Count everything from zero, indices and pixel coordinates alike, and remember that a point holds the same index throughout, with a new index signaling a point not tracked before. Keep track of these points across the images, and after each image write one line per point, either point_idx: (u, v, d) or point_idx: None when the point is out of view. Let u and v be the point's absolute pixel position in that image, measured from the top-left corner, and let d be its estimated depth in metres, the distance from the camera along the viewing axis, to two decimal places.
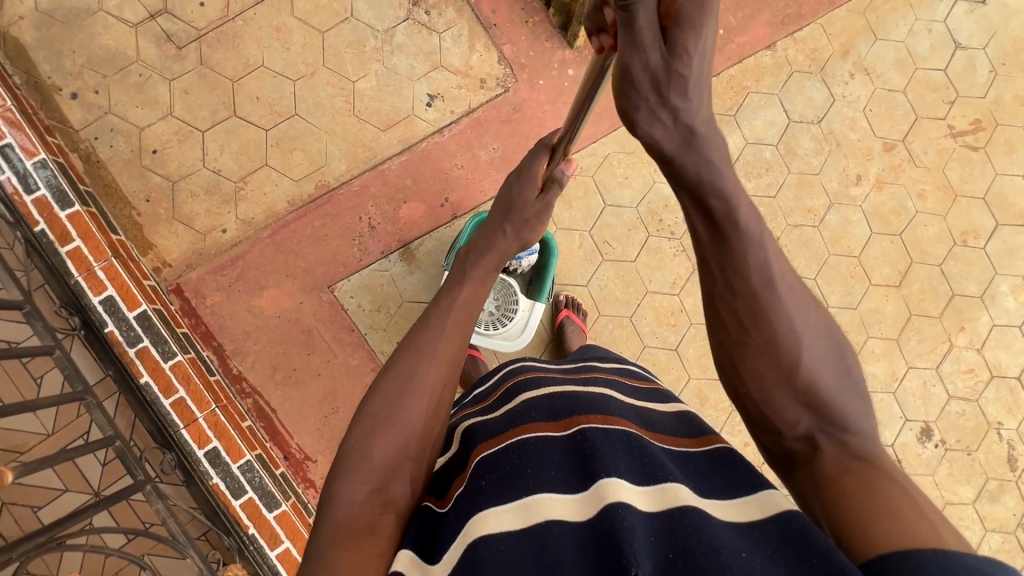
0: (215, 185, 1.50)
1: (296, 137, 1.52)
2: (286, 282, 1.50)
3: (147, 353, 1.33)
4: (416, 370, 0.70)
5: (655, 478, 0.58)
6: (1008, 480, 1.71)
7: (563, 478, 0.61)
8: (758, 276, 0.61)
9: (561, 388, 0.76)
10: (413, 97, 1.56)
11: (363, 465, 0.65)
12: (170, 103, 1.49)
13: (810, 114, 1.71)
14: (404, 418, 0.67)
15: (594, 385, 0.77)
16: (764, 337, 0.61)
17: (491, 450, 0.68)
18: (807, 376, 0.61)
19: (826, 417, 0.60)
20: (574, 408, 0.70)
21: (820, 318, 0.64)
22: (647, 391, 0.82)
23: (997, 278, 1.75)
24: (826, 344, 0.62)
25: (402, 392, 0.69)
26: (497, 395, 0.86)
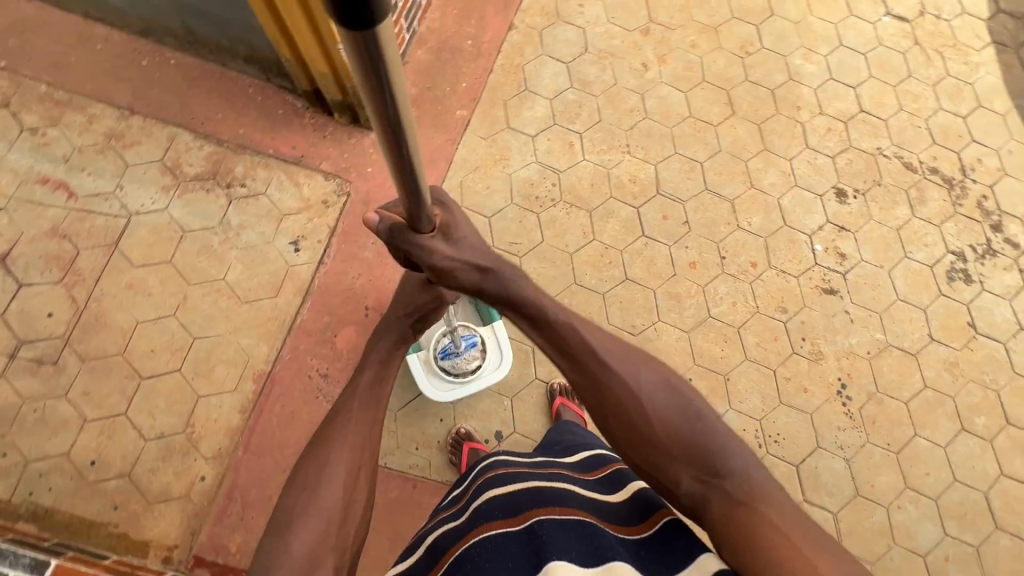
0: (168, 447, 1.46)
1: (208, 356, 1.53)
2: (288, 476, 1.46)
3: None
4: (326, 461, 0.87)
5: (600, 559, 0.69)
6: (920, 180, 1.94)
7: (519, 566, 0.70)
8: (587, 357, 0.90)
9: (523, 485, 0.85)
10: (281, 252, 1.62)
11: (283, 558, 0.77)
12: (78, 412, 1.46)
13: (576, 49, 1.96)
14: (320, 506, 0.82)
15: (557, 480, 0.87)
16: (615, 400, 0.87)
17: (458, 551, 0.77)
18: (661, 423, 0.83)
19: (706, 468, 0.79)
20: (536, 501, 0.80)
21: (652, 371, 0.88)
22: (603, 477, 0.91)
23: (789, 59, 2.03)
24: (664, 396, 0.86)
25: (316, 481, 0.85)
26: (469, 497, 0.93)
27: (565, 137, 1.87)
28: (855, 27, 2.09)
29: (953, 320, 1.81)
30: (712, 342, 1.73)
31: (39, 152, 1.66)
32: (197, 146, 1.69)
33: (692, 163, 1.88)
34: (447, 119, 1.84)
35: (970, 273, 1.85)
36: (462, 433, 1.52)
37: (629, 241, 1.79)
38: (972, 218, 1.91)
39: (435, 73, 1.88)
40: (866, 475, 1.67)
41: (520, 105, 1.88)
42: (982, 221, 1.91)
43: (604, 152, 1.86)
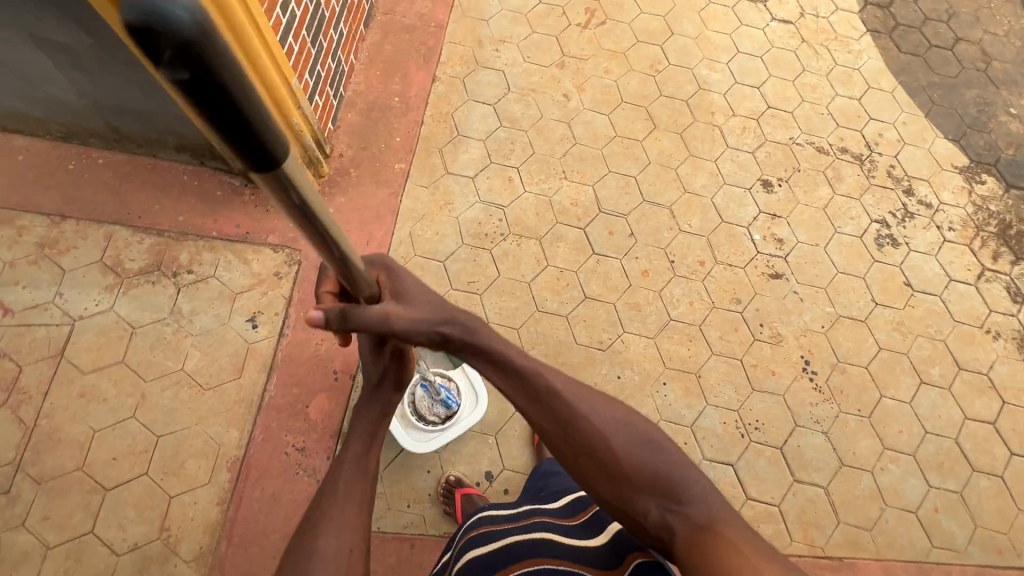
0: (144, 558, 1.37)
1: (176, 452, 1.47)
2: (278, 562, 1.40)
3: None
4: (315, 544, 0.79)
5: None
6: (834, 161, 2.10)
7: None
8: (545, 395, 0.85)
9: (500, 540, 0.89)
10: (238, 332, 1.60)
11: None
12: (40, 539, 1.36)
13: (500, 91, 2.06)
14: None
15: (539, 530, 0.89)
16: (580, 441, 0.83)
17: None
18: (626, 458, 0.81)
19: (669, 497, 0.78)
20: (507, 556, 0.84)
21: (608, 406, 0.85)
22: (581, 517, 0.92)
23: (696, 70, 2.20)
24: (625, 427, 0.83)
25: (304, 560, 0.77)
26: (456, 554, 0.97)
27: (504, 173, 1.94)
28: (747, 34, 2.29)
29: (890, 282, 1.93)
30: (678, 343, 1.78)
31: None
32: (136, 241, 1.67)
33: (627, 178, 1.98)
34: (386, 174, 1.88)
35: (896, 237, 2.00)
36: (452, 480, 1.50)
37: (582, 261, 1.85)
38: (886, 187, 2.07)
39: (368, 133, 1.93)
40: (846, 443, 1.73)
41: (455, 150, 1.95)
42: (895, 189, 2.08)
43: (543, 181, 1.94)
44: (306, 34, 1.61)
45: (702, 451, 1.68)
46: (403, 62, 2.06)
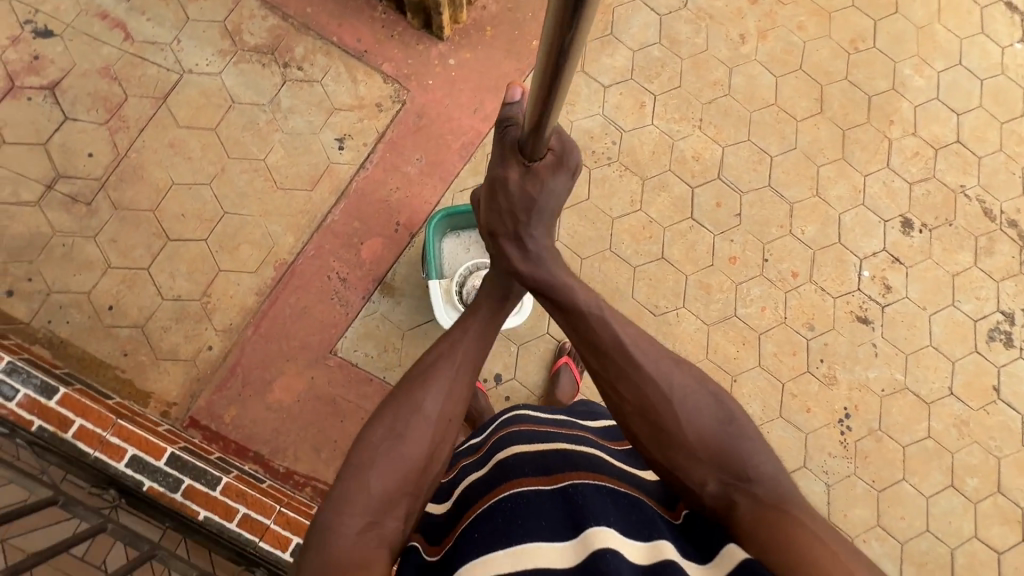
0: (182, 311, 1.49)
1: (236, 233, 1.53)
2: (290, 366, 1.50)
3: (194, 489, 1.32)
4: (419, 401, 0.79)
5: (647, 535, 0.66)
6: (995, 230, 1.82)
7: (553, 526, 0.67)
8: (614, 347, 0.82)
9: (553, 445, 0.81)
10: (324, 147, 1.59)
11: (358, 502, 0.69)
12: (104, 256, 1.49)
13: (675, 2, 1.81)
14: (404, 447, 0.74)
15: (589, 446, 0.82)
16: (637, 404, 0.78)
17: (485, 504, 0.73)
18: (694, 426, 0.74)
19: (732, 470, 0.71)
20: (569, 464, 0.76)
21: (686, 373, 0.79)
22: (631, 450, 0.86)
23: (899, 66, 1.86)
24: (705, 397, 0.77)
25: (405, 417, 0.77)
26: (488, 447, 0.88)
27: (638, 96, 1.76)
28: (981, 47, 1.90)
29: (979, 380, 1.75)
30: (730, 342, 1.69)
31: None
32: (261, 15, 1.62)
33: (763, 155, 1.77)
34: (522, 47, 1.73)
35: (1013, 337, 1.77)
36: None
37: (675, 220, 1.72)
38: None
39: None
40: (843, 504, 1.68)
41: (600, 50, 1.76)
42: None
43: (674, 122, 1.76)
44: None
45: None
46: None
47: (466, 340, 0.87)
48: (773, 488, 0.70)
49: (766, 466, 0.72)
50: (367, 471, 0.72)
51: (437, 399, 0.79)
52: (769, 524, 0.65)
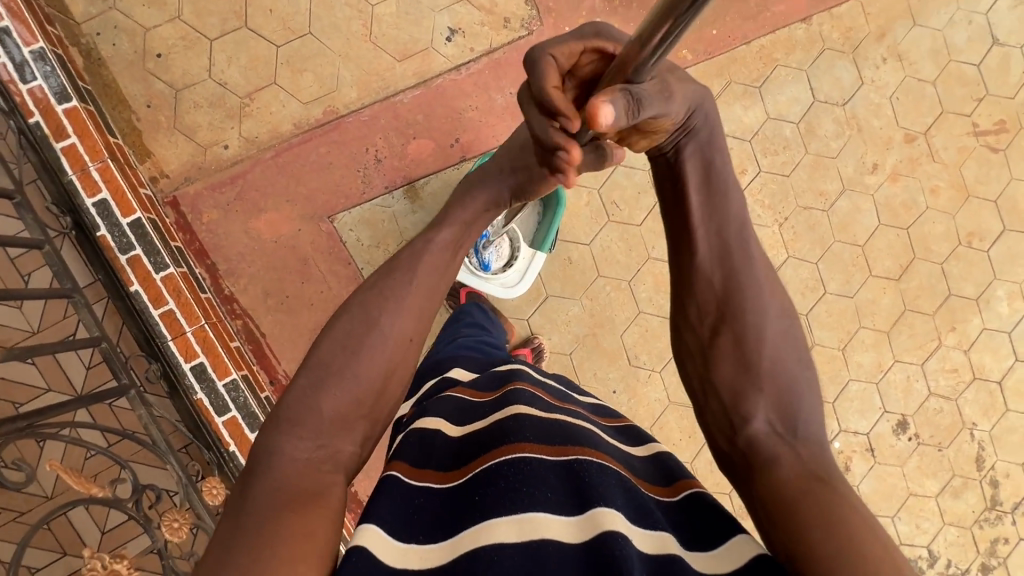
0: (220, 99, 1.44)
1: (308, 58, 1.46)
2: (285, 207, 1.47)
3: (139, 262, 1.31)
4: (377, 316, 0.68)
5: (649, 520, 0.56)
6: (973, 479, 1.76)
7: (560, 501, 0.57)
8: (727, 249, 0.67)
9: (553, 414, 0.71)
10: (433, 29, 1.50)
11: (307, 419, 0.62)
12: (178, 5, 1.42)
13: (836, 95, 1.67)
14: (362, 363, 0.65)
15: (578, 419, 0.73)
16: (727, 308, 0.65)
17: (488, 463, 0.62)
18: (771, 354, 0.63)
19: (783, 409, 0.61)
20: (569, 438, 0.65)
21: (784, 306, 0.66)
22: (620, 429, 0.77)
23: (995, 283, 1.75)
24: (788, 329, 0.65)
25: (362, 334, 0.67)
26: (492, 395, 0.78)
27: (744, 161, 1.65)
28: None
29: None
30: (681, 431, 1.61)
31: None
32: None
33: (818, 285, 1.69)
34: (668, 49, 1.61)
35: None
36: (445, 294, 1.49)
37: None
38: (976, 545, 1.76)
39: None
40: None
41: (738, 97, 1.64)
42: (979, 554, 1.77)
43: (760, 205, 1.66)
44: None
45: None
46: None
47: (432, 248, 0.77)
48: (814, 447, 0.60)
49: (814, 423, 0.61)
50: (313, 397, 0.63)
51: (394, 325, 0.68)
52: (802, 500, 0.55)
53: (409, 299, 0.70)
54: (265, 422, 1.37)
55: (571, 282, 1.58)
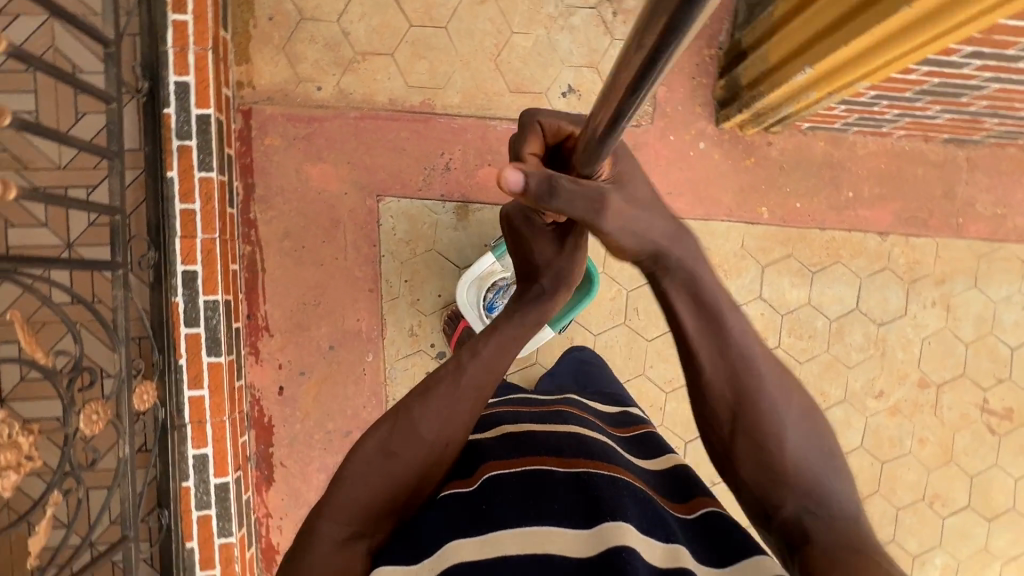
0: (336, 44, 1.46)
1: (432, 48, 1.49)
2: (343, 168, 1.48)
3: (187, 153, 1.32)
4: (420, 420, 0.68)
5: (666, 535, 0.62)
6: None
7: (565, 512, 0.64)
8: (739, 364, 0.65)
9: (563, 429, 0.79)
10: (555, 79, 1.52)
11: (345, 510, 0.65)
12: None
13: (877, 313, 1.70)
14: (402, 464, 0.67)
15: (596, 433, 0.80)
16: (741, 417, 0.65)
17: (497, 473, 0.69)
18: (790, 453, 0.64)
19: (813, 494, 0.62)
20: (579, 452, 0.73)
21: (796, 397, 0.66)
22: (641, 443, 0.85)
23: (938, 551, 1.75)
24: (804, 423, 0.65)
25: (405, 438, 0.68)
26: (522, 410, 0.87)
27: (767, 330, 1.67)
28: None
29: None
30: None
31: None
32: None
33: None
34: (751, 199, 1.64)
35: None
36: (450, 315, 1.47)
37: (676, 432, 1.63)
38: None
39: (800, 168, 1.65)
40: None
41: (791, 271, 1.67)
42: None
43: None
44: (936, 79, 1.27)
45: None
46: (899, 192, 1.69)
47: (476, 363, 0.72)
48: (849, 519, 0.61)
49: (841, 489, 0.63)
50: (349, 493, 0.66)
51: (431, 422, 0.69)
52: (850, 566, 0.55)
53: (451, 395, 0.70)
54: (224, 352, 1.35)
55: None
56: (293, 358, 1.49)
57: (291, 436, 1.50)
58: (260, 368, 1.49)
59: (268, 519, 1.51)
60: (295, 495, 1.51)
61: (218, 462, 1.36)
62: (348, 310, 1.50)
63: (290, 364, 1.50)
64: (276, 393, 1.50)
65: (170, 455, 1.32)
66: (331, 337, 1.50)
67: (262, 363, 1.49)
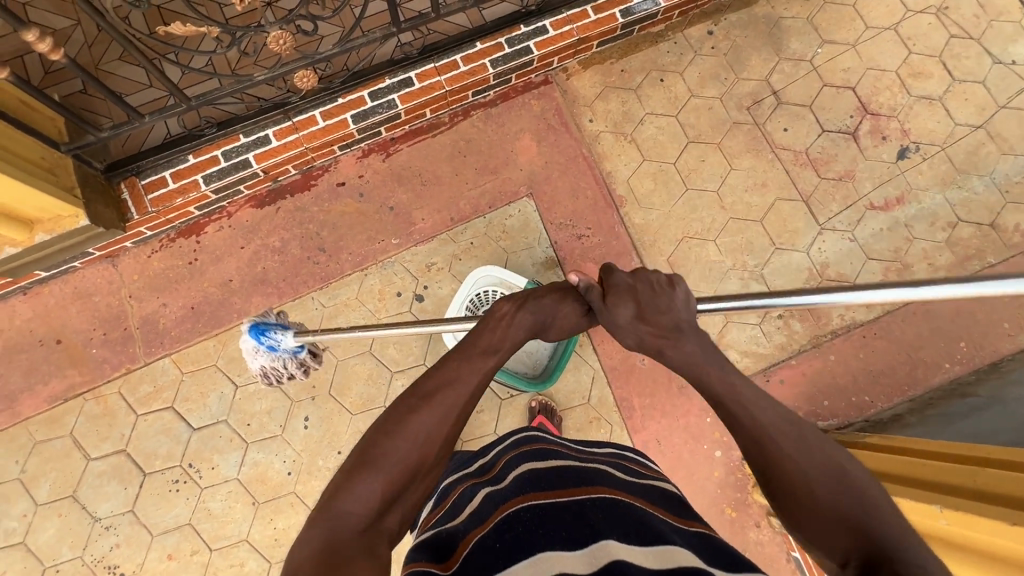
0: (629, 120, 1.78)
1: (666, 186, 1.73)
2: (540, 160, 1.75)
3: (498, 48, 1.65)
4: (429, 407, 0.73)
5: (654, 544, 0.64)
6: None
7: (570, 537, 0.64)
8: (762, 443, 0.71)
9: (533, 464, 0.81)
10: (696, 290, 1.66)
11: (362, 484, 0.66)
12: (702, 97, 1.79)
13: None
14: (403, 447, 0.69)
15: (570, 458, 0.84)
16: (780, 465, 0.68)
17: (503, 512, 0.71)
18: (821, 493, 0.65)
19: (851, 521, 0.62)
20: (559, 483, 0.76)
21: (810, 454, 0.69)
22: (639, 471, 0.88)
23: None
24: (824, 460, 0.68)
25: (405, 425, 0.71)
26: (497, 470, 0.86)
27: None
28: None
29: None
30: (287, 523, 1.50)
31: (940, 211, 1.70)
32: (844, 313, 1.64)
33: None
34: None
35: None
36: (532, 407, 1.55)
37: None
38: None
39: None
40: (57, 524, 1.47)
41: None
42: None
43: None
44: None
45: (222, 426, 1.54)
46: None
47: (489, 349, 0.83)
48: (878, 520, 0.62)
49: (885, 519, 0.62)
50: (371, 462, 0.68)
51: (430, 419, 0.72)
52: None
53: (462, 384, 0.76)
54: (358, 127, 1.62)
55: None
56: (370, 182, 1.72)
57: (303, 206, 1.69)
58: (352, 163, 1.73)
59: (226, 217, 1.67)
60: (253, 229, 1.67)
61: (266, 153, 1.57)
62: (428, 208, 1.71)
63: (364, 183, 1.72)
64: (336, 182, 1.71)
65: (261, 118, 1.54)
66: (400, 204, 1.71)
67: (357, 163, 1.73)
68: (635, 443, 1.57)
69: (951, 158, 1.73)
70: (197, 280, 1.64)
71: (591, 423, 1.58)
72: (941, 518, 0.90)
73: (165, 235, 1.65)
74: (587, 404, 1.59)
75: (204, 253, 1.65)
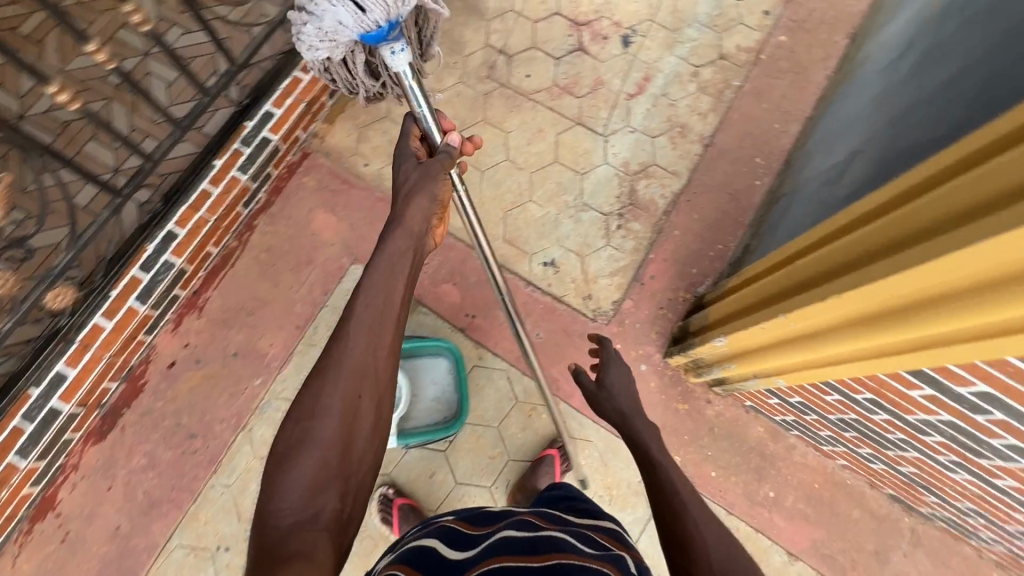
0: (397, 143, 1.80)
1: (463, 179, 1.77)
2: (343, 225, 1.72)
3: (237, 154, 1.62)
4: (336, 387, 0.76)
5: None
6: None
7: None
8: None
9: (511, 532, 0.80)
10: (543, 249, 1.72)
11: (296, 471, 0.71)
12: (445, 89, 1.85)
13: None
14: (325, 424, 0.74)
15: (546, 530, 0.83)
16: None
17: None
18: None
19: None
20: (535, 552, 0.75)
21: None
22: (612, 546, 0.85)
23: None
24: None
25: (317, 407, 0.75)
26: (470, 526, 0.84)
27: None
28: None
29: None
30: None
31: (680, 69, 1.89)
32: (662, 192, 1.78)
33: None
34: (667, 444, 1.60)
35: None
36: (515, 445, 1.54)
37: None
38: None
39: (726, 438, 1.63)
40: None
41: None
42: None
43: None
44: (851, 411, 1.26)
45: None
46: (822, 519, 1.57)
47: (372, 312, 0.82)
48: None
49: None
50: (291, 450, 0.73)
51: (335, 397, 0.75)
52: None
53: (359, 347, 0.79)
54: (149, 304, 1.51)
55: (414, 488, 1.54)
56: (200, 344, 1.61)
57: (148, 408, 1.55)
58: (171, 337, 1.61)
59: (71, 471, 1.49)
60: (108, 464, 1.50)
61: (69, 389, 1.42)
62: (271, 331, 1.63)
63: (195, 349, 1.60)
64: (166, 365, 1.58)
65: (38, 359, 1.39)
66: (241, 345, 1.61)
67: (175, 334, 1.61)
68: (576, 407, 1.62)
69: (661, 24, 1.93)
70: (81, 552, 1.45)
71: (531, 416, 1.60)
72: (789, 322, 1.03)
73: (17, 533, 1.44)
74: (518, 402, 1.61)
75: (72, 521, 1.46)
